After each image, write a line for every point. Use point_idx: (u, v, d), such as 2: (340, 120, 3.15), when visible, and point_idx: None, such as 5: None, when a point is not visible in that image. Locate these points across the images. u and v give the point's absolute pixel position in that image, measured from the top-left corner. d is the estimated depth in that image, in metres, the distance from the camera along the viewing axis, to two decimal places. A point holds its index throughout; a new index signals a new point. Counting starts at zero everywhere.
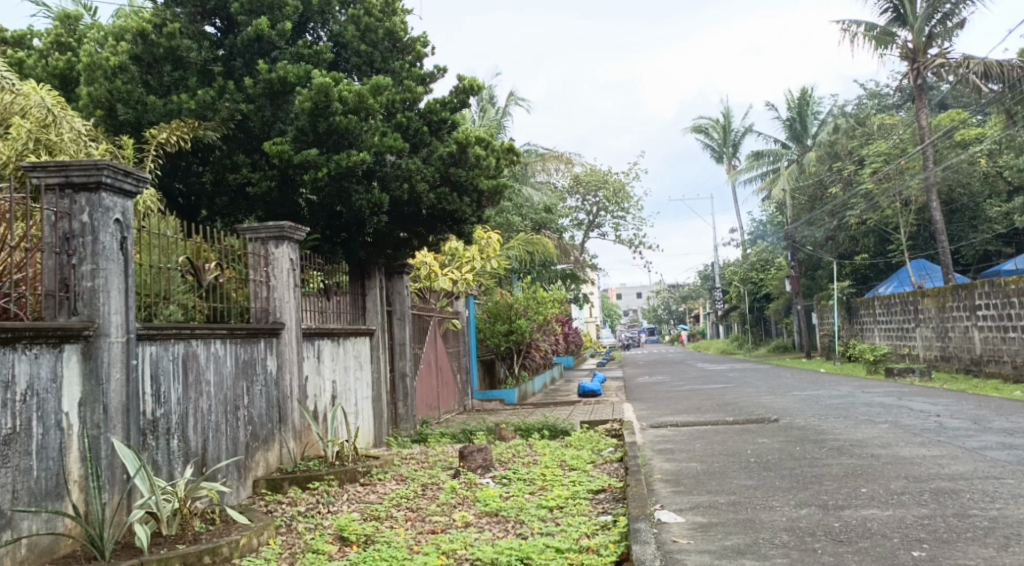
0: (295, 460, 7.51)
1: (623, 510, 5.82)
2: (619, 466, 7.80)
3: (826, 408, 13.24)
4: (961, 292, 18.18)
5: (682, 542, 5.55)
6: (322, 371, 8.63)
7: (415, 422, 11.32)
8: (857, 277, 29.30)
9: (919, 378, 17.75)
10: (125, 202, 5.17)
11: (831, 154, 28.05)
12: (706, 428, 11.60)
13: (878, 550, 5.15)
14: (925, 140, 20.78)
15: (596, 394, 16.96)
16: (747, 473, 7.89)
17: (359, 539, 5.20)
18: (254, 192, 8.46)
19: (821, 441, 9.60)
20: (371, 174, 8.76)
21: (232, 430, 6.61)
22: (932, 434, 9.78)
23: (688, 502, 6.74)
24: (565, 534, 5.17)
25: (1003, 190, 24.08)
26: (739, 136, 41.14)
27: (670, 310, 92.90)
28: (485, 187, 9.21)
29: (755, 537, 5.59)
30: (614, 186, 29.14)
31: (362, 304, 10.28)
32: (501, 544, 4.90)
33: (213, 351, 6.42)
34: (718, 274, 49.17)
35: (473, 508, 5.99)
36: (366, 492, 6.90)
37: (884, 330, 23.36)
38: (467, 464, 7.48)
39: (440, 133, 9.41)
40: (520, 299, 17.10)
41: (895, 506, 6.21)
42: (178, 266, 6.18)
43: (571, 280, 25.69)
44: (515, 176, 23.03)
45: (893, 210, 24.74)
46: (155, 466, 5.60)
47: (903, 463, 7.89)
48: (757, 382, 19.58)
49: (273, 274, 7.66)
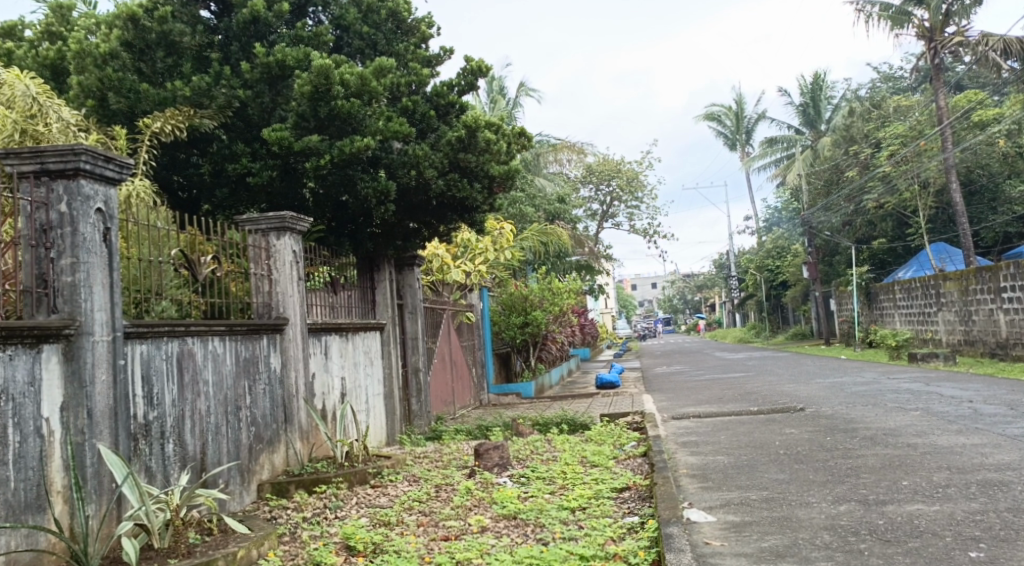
0: (302, 462, 7.17)
1: (650, 511, 5.42)
2: (644, 462, 7.41)
3: (852, 396, 12.77)
4: (985, 275, 17.61)
5: (715, 544, 5.20)
6: (330, 367, 8.27)
7: (429, 418, 10.96)
8: (875, 262, 28.74)
9: (943, 363, 17.24)
10: (107, 190, 4.83)
11: (847, 138, 27.45)
12: (730, 419, 11.16)
13: (932, 551, 4.79)
14: (943, 120, 20.20)
15: (615, 386, 16.56)
16: (778, 466, 7.46)
17: (367, 549, 4.80)
18: (254, 183, 8.10)
19: (852, 431, 9.16)
20: (376, 161, 8.37)
21: (233, 432, 6.27)
22: (968, 421, 9.32)
23: (719, 499, 6.34)
24: (589, 538, 4.78)
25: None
26: (752, 123, 40.56)
27: (685, 300, 92.45)
28: (496, 172, 8.82)
29: (794, 537, 5.23)
30: (627, 175, 28.67)
31: (371, 297, 9.90)
32: (520, 551, 4.52)
33: (212, 349, 6.06)
34: (735, 262, 48.63)
35: (489, 511, 5.62)
36: (377, 494, 6.53)
37: (905, 314, 22.83)
38: (483, 462, 7.09)
39: (448, 117, 9.02)
40: (535, 291, 16.72)
41: (942, 500, 5.79)
42: (170, 259, 5.83)
43: (585, 271, 25.28)
44: (527, 167, 22.61)
45: (911, 192, 24.15)
46: (150, 473, 5.27)
47: (943, 453, 7.46)
48: (778, 371, 19.09)
49: (276, 267, 7.28)
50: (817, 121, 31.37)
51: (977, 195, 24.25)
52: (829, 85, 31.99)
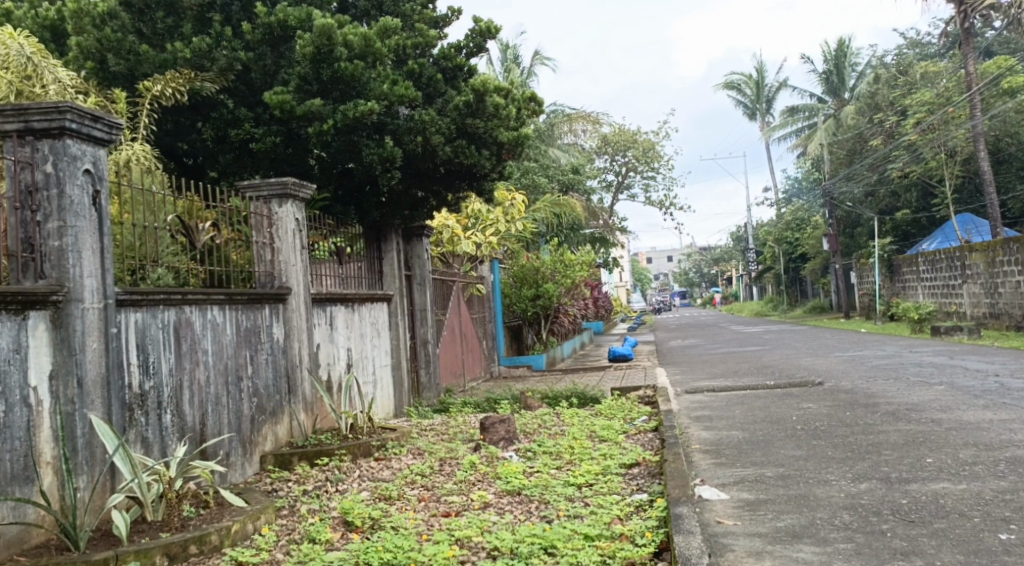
0: (305, 434, 7.04)
1: (660, 488, 5.25)
2: (655, 437, 7.24)
3: (873, 369, 12.53)
4: (1013, 247, 17.24)
5: (727, 523, 5.06)
6: (336, 338, 8.12)
7: (438, 390, 10.86)
8: (898, 234, 28.32)
9: (968, 336, 16.97)
10: (96, 151, 4.65)
11: (872, 106, 26.91)
12: (746, 393, 10.97)
13: (959, 533, 4.62)
14: (972, 87, 19.69)
15: (628, 359, 16.40)
16: (794, 442, 7.28)
17: (365, 524, 4.64)
18: (258, 148, 7.94)
19: (873, 405, 8.96)
20: (381, 127, 8.18)
21: (235, 402, 6.14)
22: (994, 395, 9.09)
23: (732, 476, 6.18)
24: (596, 517, 4.61)
25: None
26: (772, 92, 39.92)
27: (701, 273, 91.97)
28: (505, 139, 8.65)
29: (812, 517, 5.06)
30: (644, 145, 28.35)
31: (378, 268, 9.73)
32: (521, 530, 4.35)
33: (210, 318, 5.91)
34: (752, 234, 48.18)
35: (493, 487, 5.47)
36: (380, 468, 6.39)
37: (929, 287, 22.48)
38: (489, 436, 6.93)
39: (456, 81, 8.84)
40: (547, 263, 16.51)
41: (969, 479, 5.61)
42: (166, 225, 5.68)
43: (600, 243, 25.00)
44: (541, 136, 22.30)
45: (937, 160, 23.60)
46: (146, 444, 5.14)
47: (969, 429, 7.26)
48: (797, 344, 18.83)
49: (278, 235, 7.11)
50: (840, 89, 31.03)
51: (1005, 164, 23.72)
52: (854, 52, 31.35)
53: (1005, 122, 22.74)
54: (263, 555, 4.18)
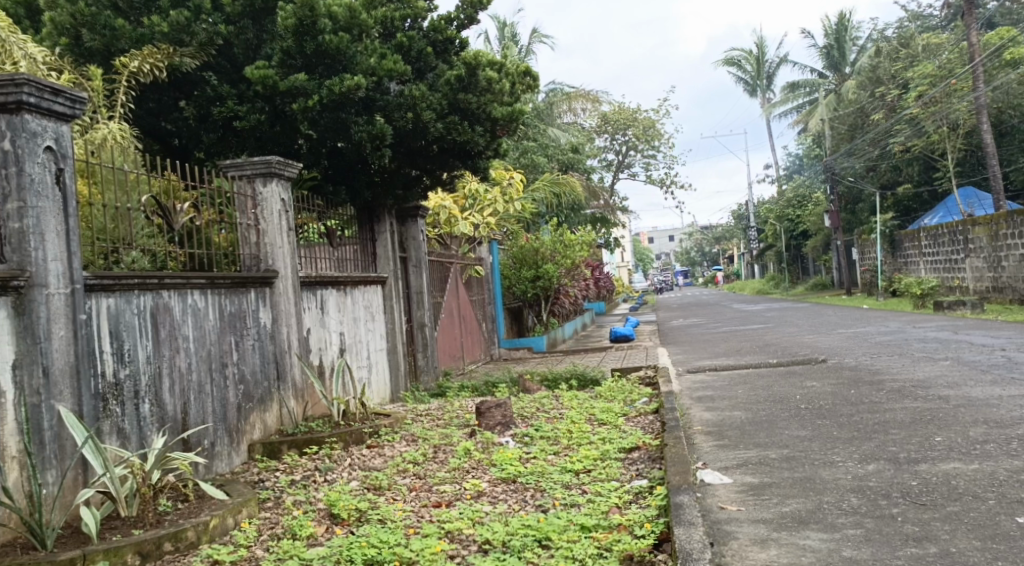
0: (296, 421, 6.81)
1: (660, 473, 5.01)
2: (655, 419, 7.02)
3: (876, 345, 12.30)
4: (1016, 219, 16.89)
5: (731, 509, 4.83)
6: (327, 322, 7.88)
7: (436, 373, 10.67)
8: (900, 209, 27.98)
9: (970, 310, 16.72)
10: (59, 126, 4.40)
11: (873, 80, 26.46)
12: (748, 372, 10.75)
13: (975, 517, 4.38)
14: (974, 58, 19.32)
15: (629, 339, 16.16)
16: (799, 422, 7.04)
17: (351, 517, 4.39)
18: (241, 126, 7.69)
19: (878, 382, 8.73)
20: (370, 104, 7.95)
21: (219, 390, 5.90)
22: (1000, 370, 8.87)
23: (735, 459, 5.94)
24: (593, 506, 4.38)
25: None
26: (773, 68, 39.48)
27: (703, 252, 91.76)
28: (499, 115, 8.37)
29: (818, 501, 4.82)
30: (643, 124, 28.02)
31: (372, 250, 9.46)
32: (515, 521, 4.12)
33: (191, 303, 5.66)
34: (753, 212, 47.87)
35: (488, 474, 5.23)
36: (372, 455, 6.15)
37: (931, 262, 22.20)
38: (484, 421, 6.70)
39: (447, 55, 8.59)
40: (546, 243, 16.21)
41: (981, 459, 5.37)
42: (141, 206, 5.45)
43: (600, 224, 24.72)
44: (539, 115, 21.98)
45: (939, 134, 23.26)
46: (122, 435, 4.91)
47: (977, 405, 7.03)
48: (798, 322, 18.61)
49: (263, 216, 6.85)
50: (841, 64, 30.71)
51: (1008, 136, 23.35)
52: (854, 26, 31.01)
53: (1007, 94, 22.36)
54: (241, 552, 3.94)
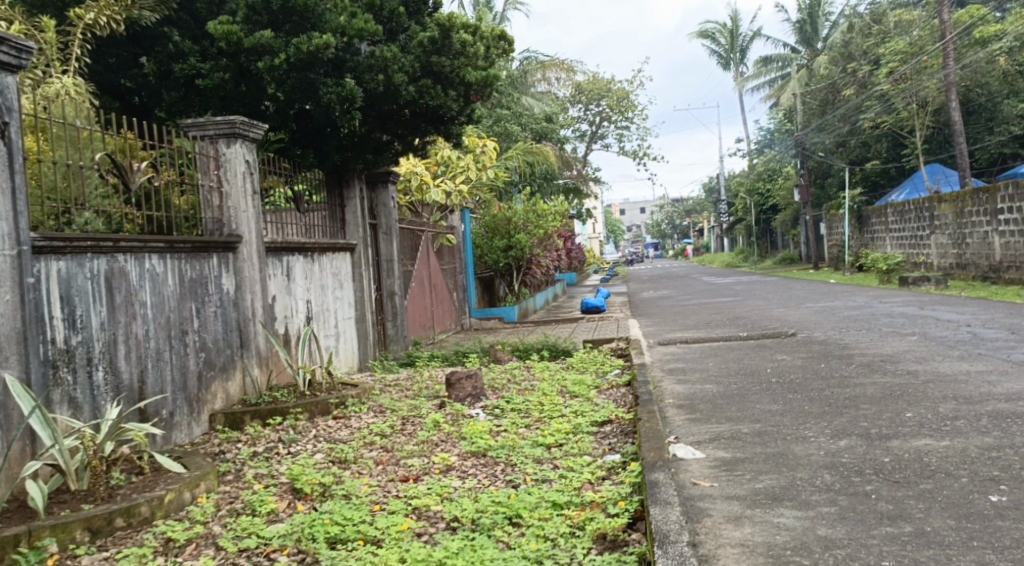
0: (259, 391, 6.60)
1: (634, 449, 4.88)
2: (628, 392, 6.91)
3: (844, 320, 12.31)
4: (981, 197, 16.94)
5: (704, 484, 4.73)
6: (293, 290, 7.65)
7: (405, 342, 10.50)
8: (867, 185, 28.09)
9: (935, 286, 16.83)
10: (5, 78, 4.15)
11: (845, 55, 26.35)
12: (719, 345, 10.69)
13: (948, 495, 4.32)
14: (945, 36, 19.27)
15: (600, 310, 16.08)
16: (770, 396, 6.97)
17: (315, 492, 4.21)
18: (204, 84, 7.41)
19: (847, 356, 8.71)
20: (339, 64, 7.69)
21: (179, 358, 5.68)
22: (968, 346, 8.89)
23: (708, 433, 5.86)
24: (565, 482, 4.25)
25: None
26: (747, 41, 39.33)
27: (674, 224, 92.04)
28: (473, 79, 8.14)
29: (792, 478, 4.74)
30: (618, 94, 27.82)
31: (341, 216, 9.21)
32: (485, 498, 3.98)
33: (148, 268, 5.43)
34: (724, 185, 47.94)
35: (457, 447, 5.08)
36: (338, 426, 5.97)
37: (897, 238, 22.34)
38: (455, 393, 6.55)
39: (419, 16, 8.33)
40: (519, 213, 16.00)
41: (952, 435, 5.32)
42: (95, 163, 5.20)
43: (572, 194, 24.55)
44: (513, 83, 21.67)
45: (908, 112, 23.31)
46: (74, 404, 4.70)
47: (946, 381, 7.01)
48: (767, 295, 18.63)
49: (226, 178, 6.59)
50: (813, 39, 30.76)
51: (974, 115, 23.37)
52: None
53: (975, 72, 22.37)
54: (197, 529, 3.77)
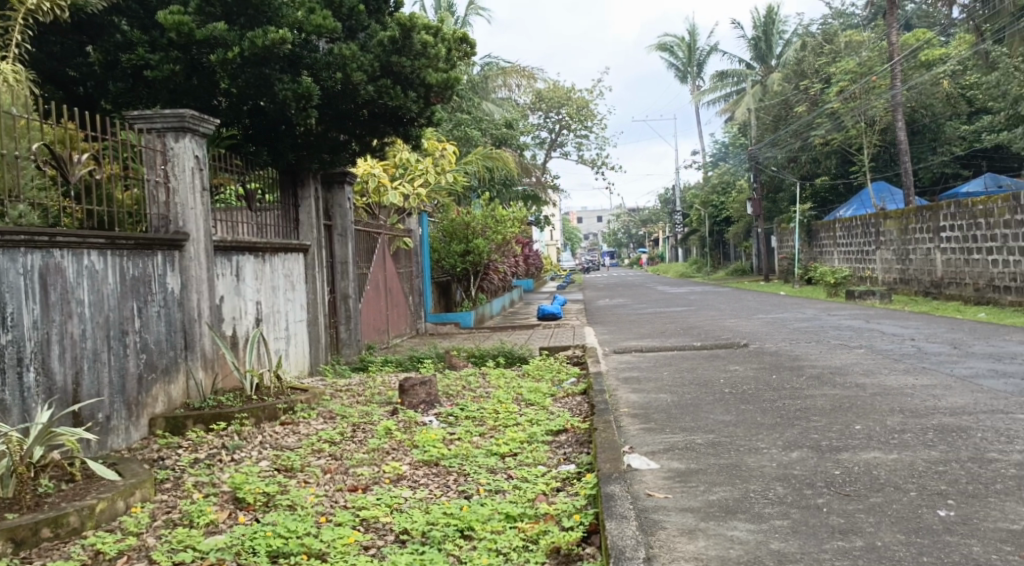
0: (204, 395, 6.38)
1: (589, 459, 4.77)
2: (583, 400, 6.82)
3: (794, 332, 12.39)
4: (925, 214, 17.22)
5: (658, 496, 4.64)
6: (243, 291, 7.43)
7: (358, 347, 10.29)
8: (817, 200, 28.47)
9: (879, 300, 17.08)
10: None
11: (798, 73, 26.68)
12: (672, 354, 10.66)
13: (897, 509, 4.27)
14: (893, 57, 19.57)
15: (556, 317, 16.00)
16: (723, 407, 6.92)
17: (258, 502, 4.01)
18: (152, 76, 7.17)
19: (797, 368, 8.73)
20: (296, 61, 7.50)
21: (118, 359, 5.49)
22: (913, 359, 8.97)
23: (661, 443, 5.77)
24: (518, 492, 4.11)
25: (965, 112, 22.71)
26: (704, 55, 39.75)
27: (629, 234, 92.74)
28: (433, 81, 7.97)
29: (745, 490, 4.67)
30: (577, 103, 27.87)
31: (294, 216, 8.98)
32: (436, 509, 3.83)
33: (87, 265, 5.24)
34: (678, 197, 48.37)
35: (409, 456, 4.93)
36: (285, 432, 5.77)
37: (844, 252, 22.66)
38: (407, 400, 6.39)
39: (379, 15, 8.17)
40: (478, 218, 15.86)
41: (900, 448, 5.30)
42: (30, 154, 5.01)
43: (530, 201, 24.50)
44: (474, 88, 21.57)
45: (856, 130, 23.69)
46: (1, 406, 4.54)
47: (894, 394, 7.03)
48: (719, 306, 18.72)
49: (174, 173, 6.36)
50: (768, 57, 31.33)
51: (919, 134, 23.59)
52: (781, 20, 31.50)
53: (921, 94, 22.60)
54: (129, 540, 3.57)
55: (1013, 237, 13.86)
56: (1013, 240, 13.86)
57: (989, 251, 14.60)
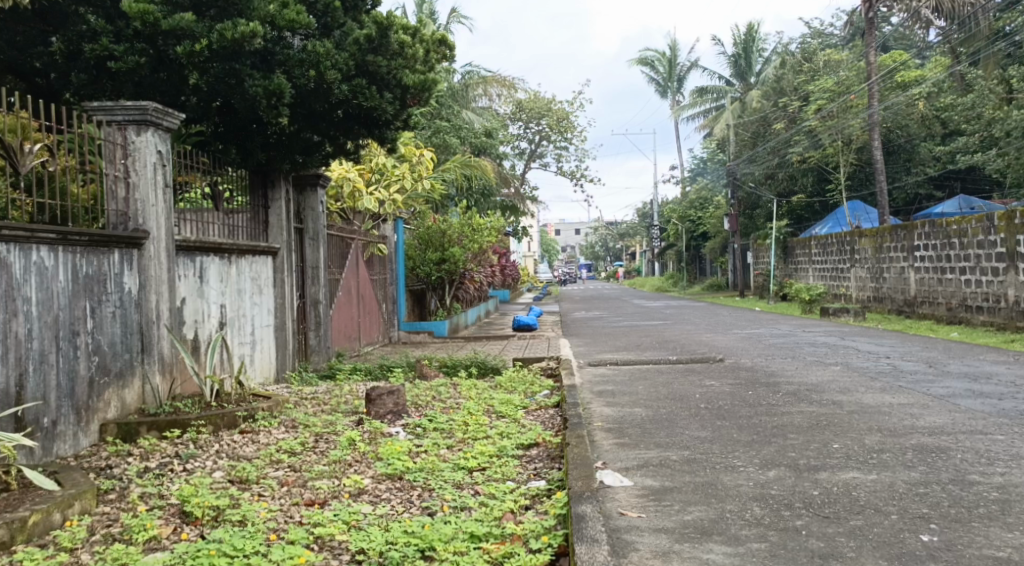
0: (161, 400, 6.10)
1: (561, 476, 4.56)
2: (556, 414, 6.61)
3: (769, 348, 12.28)
4: (900, 233, 17.21)
5: (631, 514, 4.44)
6: (206, 293, 7.15)
7: (327, 354, 10.03)
8: (794, 217, 28.53)
9: (854, 318, 17.05)
10: None
11: (777, 90, 26.77)
12: (647, 368, 10.49)
13: (878, 532, 4.09)
14: (870, 76, 19.57)
15: (531, 328, 15.81)
16: (699, 422, 6.74)
17: (206, 516, 3.76)
18: (116, 67, 6.89)
19: (774, 384, 8.58)
20: (268, 57, 7.31)
21: (68, 360, 5.23)
22: (889, 377, 8.84)
23: (635, 459, 5.57)
24: (485, 510, 3.90)
25: (940, 133, 22.89)
26: (684, 71, 39.86)
27: (607, 247, 93.04)
28: (410, 81, 7.75)
29: (721, 509, 4.47)
30: (557, 115, 27.78)
31: (264, 218, 8.70)
32: (396, 527, 3.60)
33: (35, 260, 5.00)
34: (656, 211, 48.44)
35: (371, 469, 4.68)
36: (243, 441, 5.52)
37: (819, 270, 22.69)
38: (374, 409, 6.14)
39: (355, 12, 8.00)
40: (454, 226, 15.66)
41: (879, 469, 5.13)
42: None
43: (509, 211, 24.35)
44: (454, 96, 21.41)
45: (834, 148, 23.79)
46: None
47: (871, 412, 6.89)
48: (695, 320, 18.60)
49: (134, 169, 6.10)
50: (747, 74, 31.50)
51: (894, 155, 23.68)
52: (761, 37, 31.68)
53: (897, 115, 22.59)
54: (59, 557, 3.30)
55: (986, 257, 13.84)
56: (985, 261, 13.83)
57: (963, 271, 14.58)
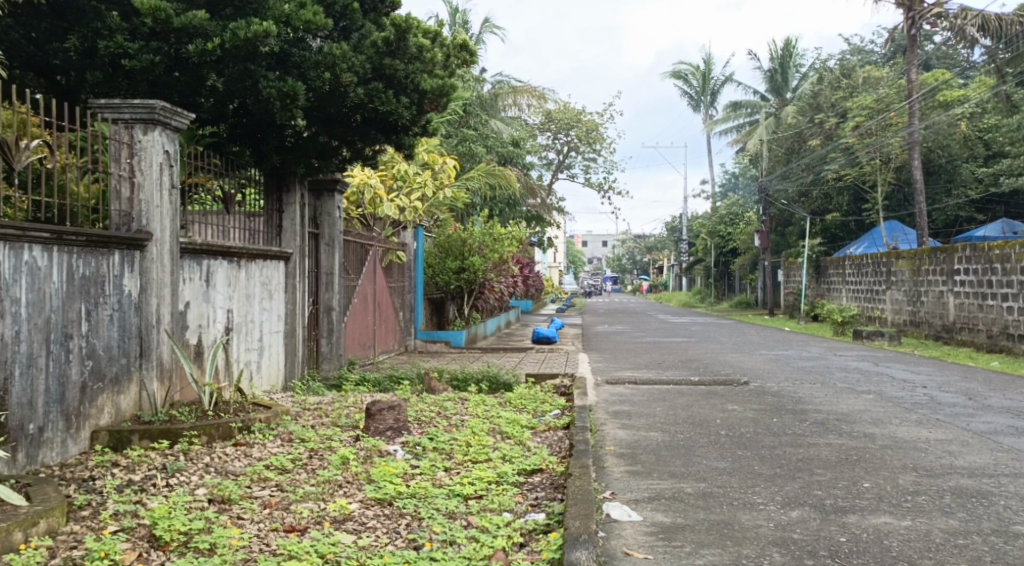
0: (157, 407, 5.93)
1: (561, 509, 4.31)
2: (564, 437, 6.36)
3: (799, 371, 11.89)
4: (939, 256, 16.75)
5: (637, 555, 4.18)
6: (212, 298, 6.98)
7: (339, 362, 9.81)
8: (827, 236, 28.01)
9: (888, 342, 16.57)
10: None
11: (813, 106, 26.28)
12: (668, 388, 10.17)
13: None
14: (911, 94, 19.10)
15: (551, 341, 15.55)
16: (718, 451, 6.44)
17: (176, 541, 3.56)
18: (130, 65, 6.72)
19: (801, 412, 8.23)
20: (284, 59, 7.15)
21: (59, 365, 5.06)
22: (925, 409, 8.46)
23: (647, 491, 5.29)
24: (474, 547, 3.65)
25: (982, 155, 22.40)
26: (718, 85, 39.47)
27: (635, 260, 92.63)
28: (427, 86, 7.55)
29: (736, 554, 4.19)
30: (586, 126, 27.52)
31: (277, 223, 8.51)
32: None
33: (27, 261, 4.82)
34: (686, 224, 48.01)
35: (362, 492, 4.45)
36: (235, 454, 5.31)
37: (853, 290, 22.18)
38: (374, 425, 5.91)
39: (375, 15, 7.89)
40: (475, 234, 15.40)
41: (914, 514, 4.81)
42: None
43: (534, 221, 24.08)
44: (482, 104, 21.19)
45: (872, 166, 23.29)
46: None
47: (905, 448, 6.54)
48: (722, 338, 18.22)
49: (140, 167, 5.93)
50: (783, 89, 31.15)
51: (934, 176, 23.18)
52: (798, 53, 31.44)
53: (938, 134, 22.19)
54: None
55: None
56: None
57: (1005, 297, 14.12)
